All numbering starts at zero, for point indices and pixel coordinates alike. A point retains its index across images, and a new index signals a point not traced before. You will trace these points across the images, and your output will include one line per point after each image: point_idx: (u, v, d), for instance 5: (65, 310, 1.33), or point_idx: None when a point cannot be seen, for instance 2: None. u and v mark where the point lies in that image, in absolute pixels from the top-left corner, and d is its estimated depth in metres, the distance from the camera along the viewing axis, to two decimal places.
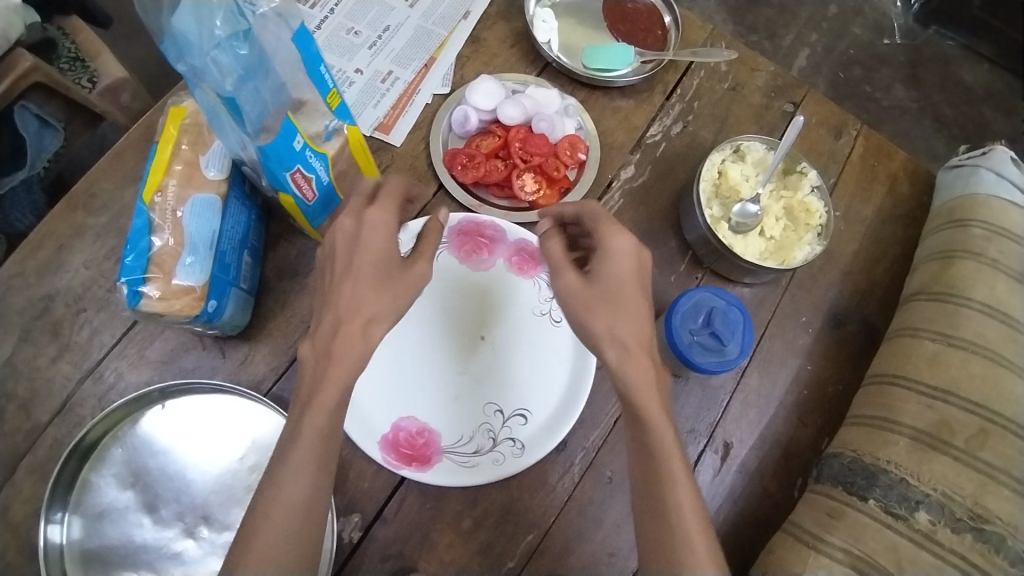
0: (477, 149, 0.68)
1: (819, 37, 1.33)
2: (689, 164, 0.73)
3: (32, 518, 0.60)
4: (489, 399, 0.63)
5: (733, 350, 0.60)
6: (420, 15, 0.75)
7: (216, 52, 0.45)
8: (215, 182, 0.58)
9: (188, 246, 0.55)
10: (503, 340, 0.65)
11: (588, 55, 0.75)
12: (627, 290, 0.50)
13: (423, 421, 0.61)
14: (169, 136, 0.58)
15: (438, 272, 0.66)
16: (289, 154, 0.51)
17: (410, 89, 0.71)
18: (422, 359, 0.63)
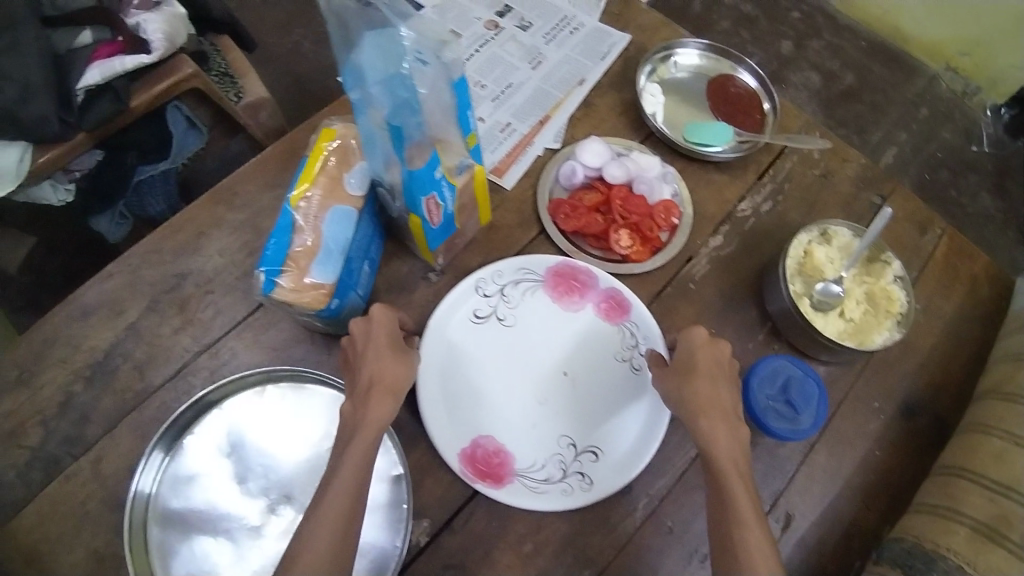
0: (581, 201, 0.74)
1: (907, 137, 1.37)
2: (775, 241, 0.77)
3: (122, 471, 0.70)
4: (564, 432, 0.67)
5: (807, 420, 0.63)
6: (541, 77, 0.83)
7: (382, 86, 0.54)
8: (353, 196, 0.66)
9: (323, 251, 0.62)
10: (584, 379, 0.69)
11: (688, 129, 0.80)
12: (700, 371, 0.61)
13: (500, 442, 0.66)
14: (319, 153, 0.67)
15: (533, 308, 0.71)
16: (429, 181, 0.58)
17: (525, 140, 0.79)
18: (507, 384, 0.68)
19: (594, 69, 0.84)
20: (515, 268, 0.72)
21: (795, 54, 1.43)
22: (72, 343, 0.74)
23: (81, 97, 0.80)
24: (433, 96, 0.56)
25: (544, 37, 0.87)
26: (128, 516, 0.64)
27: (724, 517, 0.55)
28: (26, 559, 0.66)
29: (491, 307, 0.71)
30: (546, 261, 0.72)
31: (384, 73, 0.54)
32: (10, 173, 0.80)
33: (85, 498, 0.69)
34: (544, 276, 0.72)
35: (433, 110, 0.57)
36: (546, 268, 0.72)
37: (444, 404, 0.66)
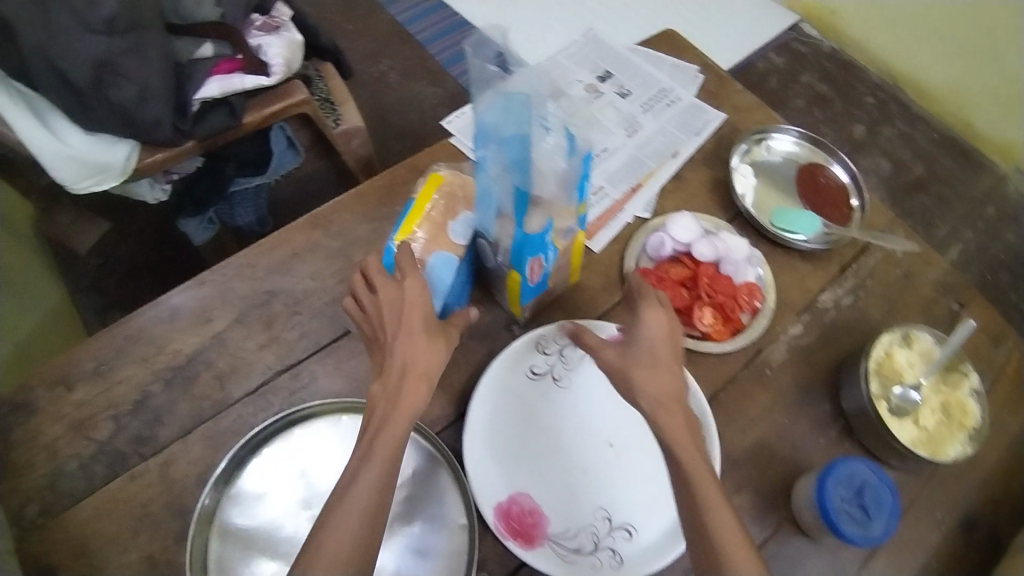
0: (667, 274, 0.75)
1: (973, 236, 1.37)
2: (854, 337, 0.77)
3: (188, 478, 0.70)
4: (601, 504, 0.67)
5: (879, 527, 0.63)
6: (636, 145, 0.86)
7: (501, 144, 0.59)
8: (455, 243, 0.67)
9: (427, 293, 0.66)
10: (629, 453, 0.69)
11: (776, 215, 0.82)
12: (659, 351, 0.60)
13: (538, 502, 0.66)
14: (427, 197, 0.68)
15: (589, 374, 0.72)
16: (537, 243, 0.61)
17: (616, 206, 0.81)
18: (552, 446, 0.69)
19: (689, 142, 0.86)
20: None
21: (867, 139, 1.44)
22: (156, 343, 0.75)
23: (196, 108, 0.83)
24: (556, 163, 0.58)
25: (642, 106, 0.90)
26: (191, 533, 0.64)
27: (699, 526, 0.52)
28: (76, 554, 0.67)
29: (548, 366, 0.72)
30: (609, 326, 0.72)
31: (508, 133, 0.58)
32: (115, 169, 0.82)
33: (148, 501, 0.69)
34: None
35: (553, 179, 0.58)
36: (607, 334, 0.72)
37: (487, 456, 0.68)
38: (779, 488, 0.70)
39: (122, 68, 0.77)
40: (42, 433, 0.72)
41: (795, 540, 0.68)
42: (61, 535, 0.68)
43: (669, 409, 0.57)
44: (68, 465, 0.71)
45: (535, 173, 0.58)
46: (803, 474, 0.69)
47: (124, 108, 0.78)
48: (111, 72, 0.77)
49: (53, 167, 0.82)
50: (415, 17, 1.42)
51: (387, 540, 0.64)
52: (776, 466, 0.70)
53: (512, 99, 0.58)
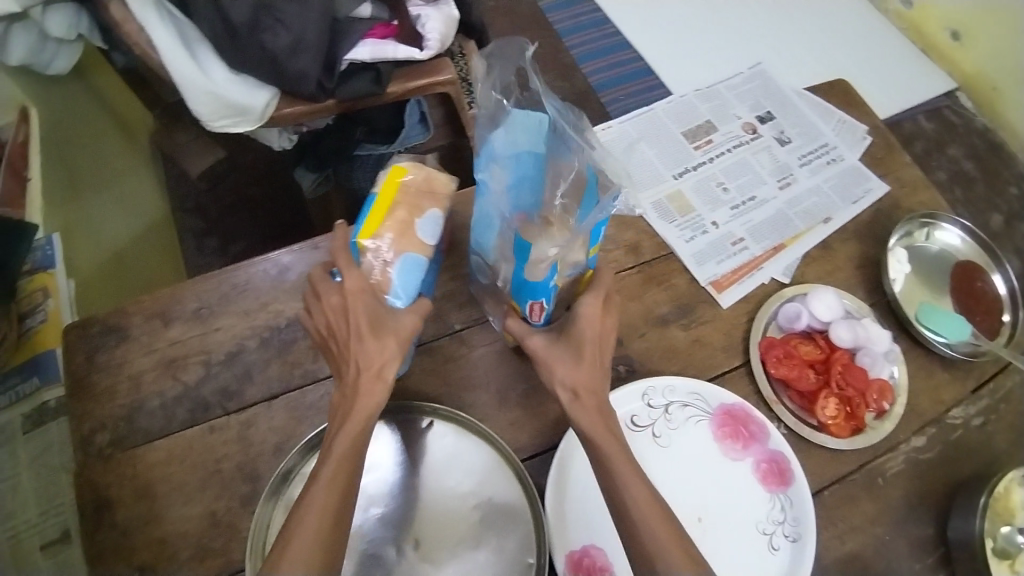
0: (796, 350, 0.70)
1: None
2: (976, 462, 0.71)
3: (263, 443, 0.69)
4: None
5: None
6: (786, 200, 0.81)
7: (510, 163, 0.54)
8: (424, 242, 0.59)
9: (389, 294, 0.57)
10: (718, 533, 0.63)
11: (924, 312, 0.75)
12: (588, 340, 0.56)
13: (610, 560, 0.63)
14: (389, 196, 0.59)
15: (693, 438, 0.66)
16: (541, 287, 0.54)
17: (753, 262, 0.76)
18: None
19: (843, 210, 0.80)
20: (686, 390, 0.67)
21: (1003, 232, 1.34)
22: (261, 299, 0.75)
23: (343, 67, 0.80)
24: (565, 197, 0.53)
25: (800, 158, 0.85)
26: (257, 512, 0.62)
27: (636, 537, 0.50)
28: (137, 493, 0.67)
29: (650, 420, 0.66)
30: (723, 396, 0.67)
31: (517, 152, 0.54)
32: (253, 115, 0.81)
33: (222, 457, 0.69)
34: (713, 411, 0.67)
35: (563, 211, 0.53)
36: (719, 403, 0.67)
37: (572, 500, 0.65)
38: None
39: (282, 14, 0.75)
40: (129, 363, 0.72)
41: None
42: (130, 471, 0.68)
43: (599, 411, 0.54)
44: (148, 401, 0.71)
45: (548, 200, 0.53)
46: None
47: (275, 55, 0.76)
48: (270, 16, 0.75)
49: (193, 101, 0.80)
50: (562, 7, 1.37)
51: (452, 565, 0.61)
52: None
53: (524, 116, 0.55)
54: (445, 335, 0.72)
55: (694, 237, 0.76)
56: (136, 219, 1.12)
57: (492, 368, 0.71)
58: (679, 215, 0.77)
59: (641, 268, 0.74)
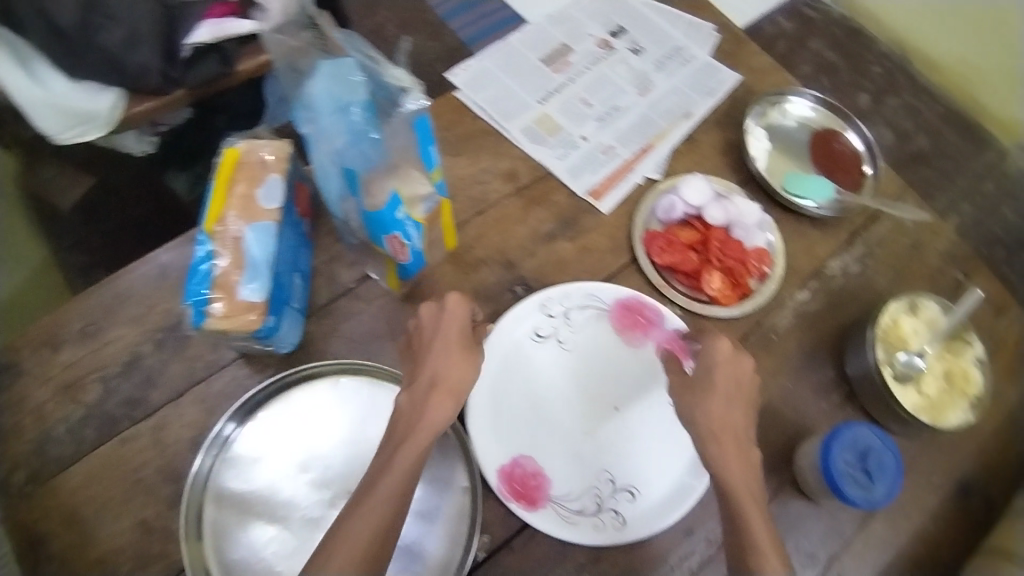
0: (676, 237, 0.74)
1: (970, 210, 1.37)
2: (860, 304, 0.77)
3: (181, 442, 0.69)
4: (604, 467, 0.67)
5: (880, 490, 0.62)
6: (647, 104, 0.84)
7: (337, 113, 0.55)
8: (268, 210, 0.66)
9: (247, 264, 0.63)
10: (634, 418, 0.68)
11: (788, 180, 0.81)
12: (718, 380, 0.60)
13: (541, 464, 0.66)
14: (226, 178, 0.67)
15: (596, 335, 0.71)
16: (390, 221, 0.57)
17: (625, 166, 0.79)
18: (560, 408, 0.68)
19: (701, 103, 0.84)
20: (582, 293, 0.71)
21: (872, 109, 1.42)
22: (149, 303, 0.74)
23: (188, 53, 0.80)
24: (397, 132, 0.57)
25: (654, 63, 0.87)
26: (186, 495, 0.63)
27: (736, 532, 0.55)
28: (60, 521, 0.66)
29: (552, 328, 0.70)
30: (617, 292, 0.72)
31: (341, 101, 0.55)
32: (101, 119, 0.79)
33: (143, 464, 0.68)
34: (610, 307, 0.71)
35: (397, 146, 0.57)
36: (615, 298, 0.72)
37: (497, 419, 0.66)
38: (778, 453, 0.70)
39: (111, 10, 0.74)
40: (24, 397, 0.70)
41: (792, 501, 0.68)
42: (46, 503, 0.67)
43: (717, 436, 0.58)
44: (53, 429, 0.69)
45: (378, 134, 0.56)
46: (804, 438, 0.69)
47: (112, 53, 0.75)
48: (99, 14, 0.73)
49: (37, 116, 0.79)
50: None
51: None
52: (777, 431, 0.70)
53: (339, 67, 0.56)
54: (341, 294, 0.72)
55: (566, 154, 0.79)
56: (22, 263, 0.98)
57: (393, 314, 0.72)
58: (549, 136, 0.80)
59: (520, 193, 0.76)
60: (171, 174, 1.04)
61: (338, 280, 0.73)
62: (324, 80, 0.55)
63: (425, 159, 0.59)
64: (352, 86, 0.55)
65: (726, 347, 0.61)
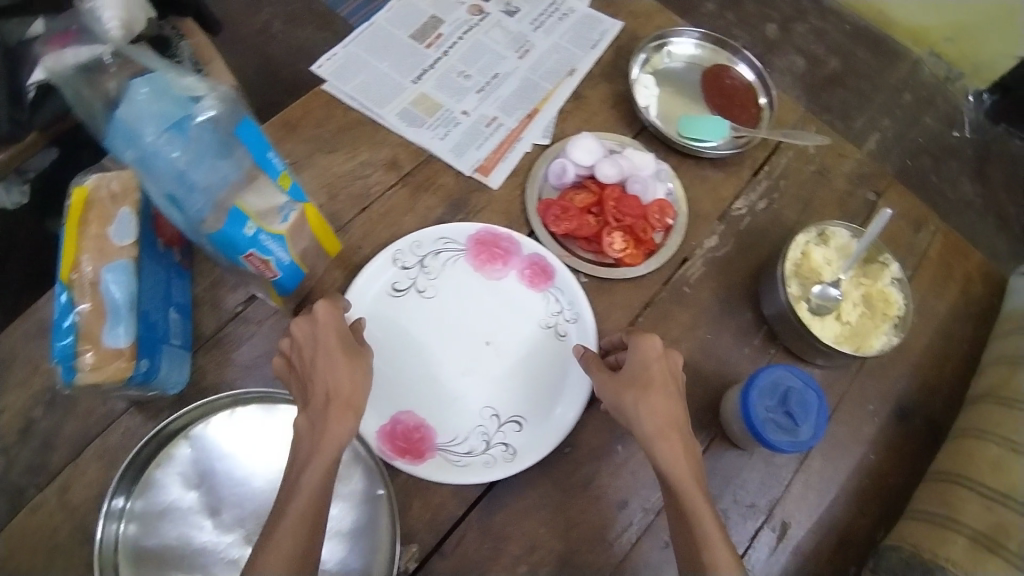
0: (571, 202, 0.71)
1: (891, 124, 1.33)
2: (771, 241, 0.75)
3: (89, 503, 0.64)
4: (487, 403, 0.64)
5: (807, 432, 0.60)
6: (528, 67, 0.79)
7: (167, 133, 0.50)
8: (124, 247, 0.61)
9: (110, 310, 0.58)
10: (507, 349, 0.66)
11: (683, 124, 0.77)
12: (655, 376, 0.57)
13: (422, 416, 0.63)
14: (78, 219, 0.61)
15: (454, 278, 0.68)
16: (241, 239, 0.54)
17: (512, 136, 0.75)
18: (433, 357, 0.65)
19: (584, 58, 0.80)
20: (433, 238, 0.68)
21: (780, 38, 1.40)
22: (25, 362, 0.68)
23: (32, 93, 0.74)
24: (232, 140, 0.53)
25: (532, 23, 0.83)
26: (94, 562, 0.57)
27: (689, 535, 0.52)
28: None
29: (410, 280, 0.67)
30: (467, 229, 0.69)
31: (169, 120, 0.50)
32: None
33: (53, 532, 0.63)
34: (465, 245, 0.69)
35: (236, 156, 0.54)
36: (467, 236, 0.69)
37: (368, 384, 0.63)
38: (707, 405, 0.67)
39: None
40: None
41: (726, 453, 0.66)
42: None
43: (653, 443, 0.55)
44: None
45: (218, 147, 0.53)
46: (731, 387, 0.67)
47: None
48: None
49: None
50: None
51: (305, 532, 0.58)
52: (703, 386, 0.67)
53: (145, 87, 0.51)
54: (228, 321, 0.69)
55: (448, 133, 0.75)
56: None
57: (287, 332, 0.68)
58: (427, 117, 0.75)
59: (404, 181, 0.72)
60: (51, 220, 0.96)
61: (223, 307, 0.69)
62: (135, 105, 0.50)
63: (265, 165, 0.56)
64: (168, 102, 0.51)
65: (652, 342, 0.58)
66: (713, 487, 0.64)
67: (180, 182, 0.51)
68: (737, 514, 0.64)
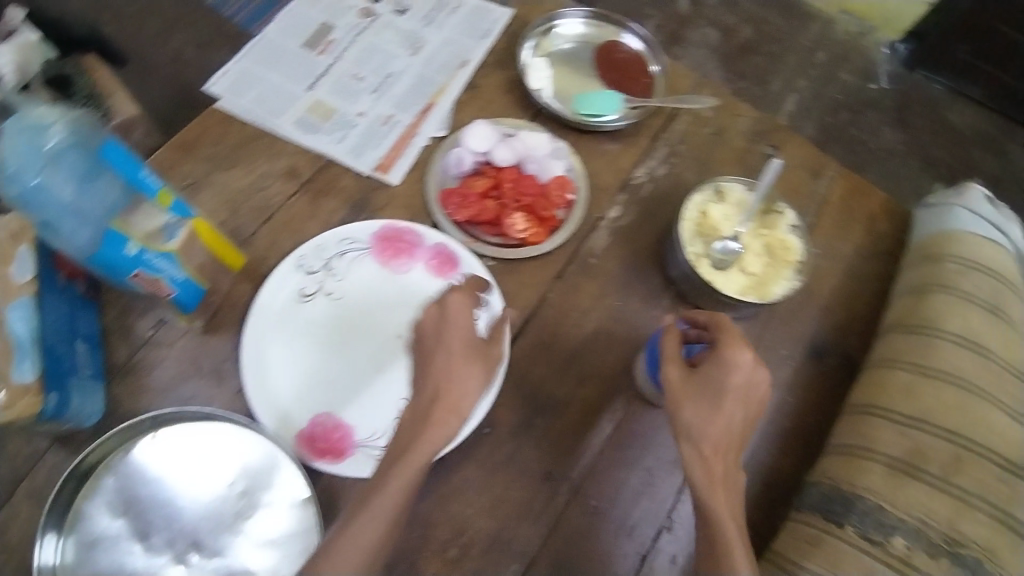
0: (471, 189, 0.71)
1: (806, 83, 1.39)
2: (673, 205, 0.76)
3: (29, 538, 0.60)
4: (404, 395, 0.66)
5: None
6: (420, 63, 0.81)
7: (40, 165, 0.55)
8: (23, 284, 0.61)
9: (14, 346, 0.58)
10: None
11: (578, 102, 0.79)
12: (728, 399, 0.56)
13: (340, 416, 0.65)
14: None
15: (360, 277, 0.69)
16: (124, 260, 0.55)
17: (409, 131, 0.76)
18: (346, 355, 0.66)
19: (475, 48, 0.82)
20: (337, 239, 0.69)
21: (693, 12, 1.43)
22: None
23: None
24: (103, 166, 0.57)
25: (422, 20, 0.84)
26: None
27: (711, 530, 0.54)
28: None
29: (316, 284, 0.68)
30: (369, 226, 0.70)
31: (39, 153, 0.55)
32: None
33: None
34: (368, 243, 0.69)
35: (110, 181, 0.57)
36: (370, 234, 0.70)
37: (284, 391, 0.65)
38: (621, 370, 0.69)
39: None
40: None
41: (644, 415, 0.68)
42: None
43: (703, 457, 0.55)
44: None
45: (92, 173, 0.56)
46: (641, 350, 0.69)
47: None
48: None
49: None
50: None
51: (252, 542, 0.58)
52: (615, 350, 0.69)
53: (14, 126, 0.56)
54: (139, 348, 0.68)
55: (345, 136, 0.75)
56: None
57: (199, 351, 0.68)
58: (323, 122, 0.76)
59: (304, 188, 0.73)
60: None
61: (134, 334, 0.68)
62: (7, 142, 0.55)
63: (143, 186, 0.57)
64: (37, 137, 0.56)
65: (747, 358, 0.56)
66: (633, 449, 0.67)
67: (56, 209, 0.55)
68: (659, 471, 0.66)
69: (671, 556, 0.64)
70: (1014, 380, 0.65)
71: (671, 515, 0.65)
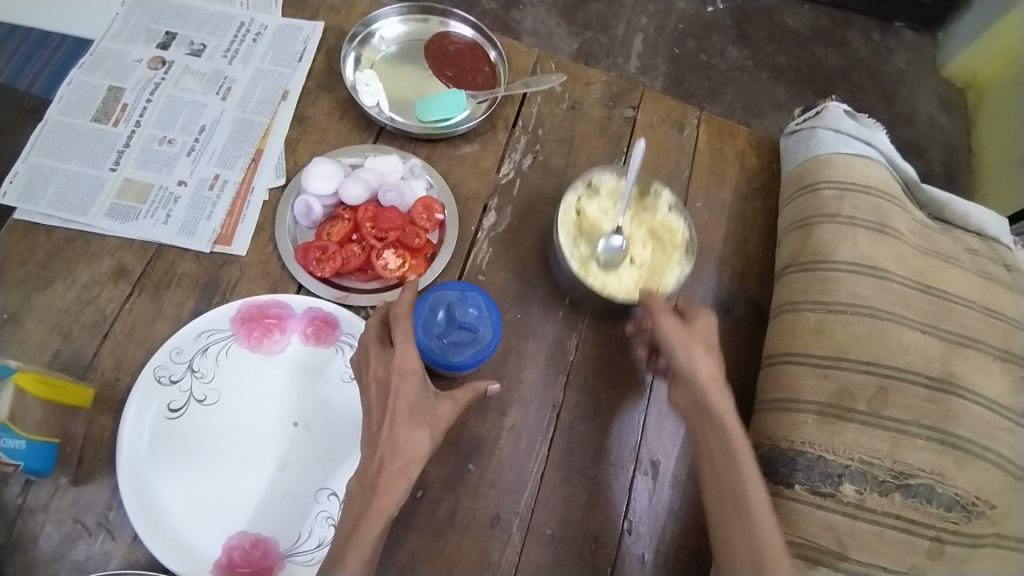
0: (329, 238, 0.64)
1: (649, 20, 1.37)
2: (548, 196, 0.72)
3: None
4: (320, 484, 0.58)
5: (486, 331, 0.60)
6: (235, 107, 0.71)
7: None
8: None
9: None
10: (318, 421, 0.60)
11: (421, 109, 0.72)
12: (707, 348, 0.58)
13: (256, 530, 0.55)
14: None
15: (231, 371, 0.60)
16: None
17: (243, 189, 0.67)
18: (242, 464, 0.57)
19: (293, 76, 0.73)
20: (194, 335, 0.60)
21: None
22: None
23: None
24: None
25: (225, 55, 0.74)
26: None
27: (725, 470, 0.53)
28: None
29: (183, 393, 0.58)
30: (225, 312, 0.61)
31: None
32: None
33: None
34: (230, 330, 0.60)
35: None
36: (229, 319, 0.61)
37: (179, 526, 0.54)
38: (542, 386, 0.65)
39: None
40: None
41: (576, 423, 0.65)
42: None
43: (719, 464, 0.54)
44: None
45: None
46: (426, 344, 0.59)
47: None
48: None
49: None
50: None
51: None
52: (531, 366, 0.66)
53: None
54: (12, 521, 0.53)
55: (169, 213, 0.65)
56: None
57: (78, 505, 0.54)
58: (140, 203, 0.65)
59: (140, 287, 0.62)
60: None
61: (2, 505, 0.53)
62: None
63: None
64: None
65: (707, 316, 0.59)
66: (577, 460, 0.64)
67: None
68: (607, 474, 0.64)
69: (640, 557, 0.62)
70: (918, 292, 0.65)
71: (630, 517, 0.63)
